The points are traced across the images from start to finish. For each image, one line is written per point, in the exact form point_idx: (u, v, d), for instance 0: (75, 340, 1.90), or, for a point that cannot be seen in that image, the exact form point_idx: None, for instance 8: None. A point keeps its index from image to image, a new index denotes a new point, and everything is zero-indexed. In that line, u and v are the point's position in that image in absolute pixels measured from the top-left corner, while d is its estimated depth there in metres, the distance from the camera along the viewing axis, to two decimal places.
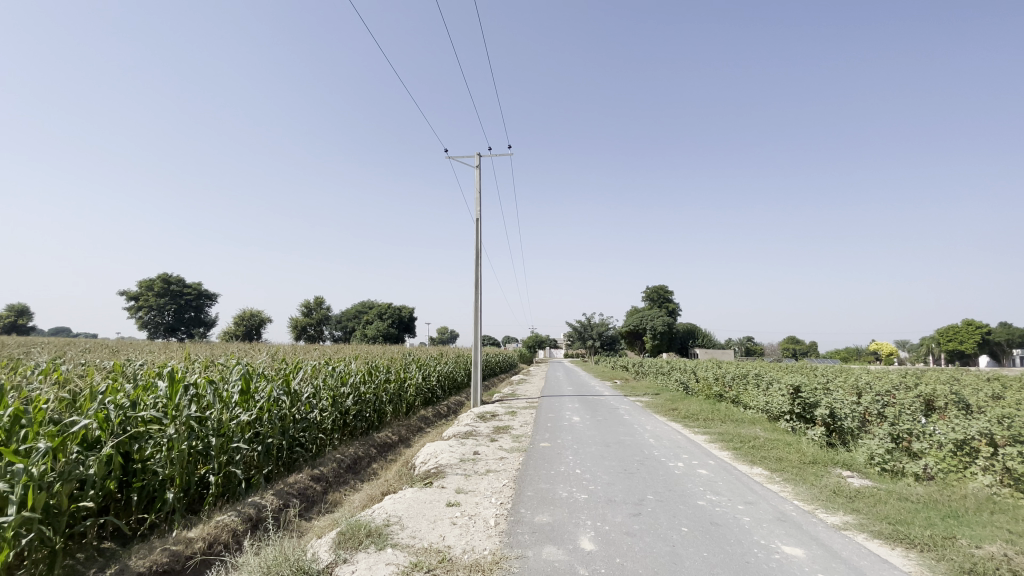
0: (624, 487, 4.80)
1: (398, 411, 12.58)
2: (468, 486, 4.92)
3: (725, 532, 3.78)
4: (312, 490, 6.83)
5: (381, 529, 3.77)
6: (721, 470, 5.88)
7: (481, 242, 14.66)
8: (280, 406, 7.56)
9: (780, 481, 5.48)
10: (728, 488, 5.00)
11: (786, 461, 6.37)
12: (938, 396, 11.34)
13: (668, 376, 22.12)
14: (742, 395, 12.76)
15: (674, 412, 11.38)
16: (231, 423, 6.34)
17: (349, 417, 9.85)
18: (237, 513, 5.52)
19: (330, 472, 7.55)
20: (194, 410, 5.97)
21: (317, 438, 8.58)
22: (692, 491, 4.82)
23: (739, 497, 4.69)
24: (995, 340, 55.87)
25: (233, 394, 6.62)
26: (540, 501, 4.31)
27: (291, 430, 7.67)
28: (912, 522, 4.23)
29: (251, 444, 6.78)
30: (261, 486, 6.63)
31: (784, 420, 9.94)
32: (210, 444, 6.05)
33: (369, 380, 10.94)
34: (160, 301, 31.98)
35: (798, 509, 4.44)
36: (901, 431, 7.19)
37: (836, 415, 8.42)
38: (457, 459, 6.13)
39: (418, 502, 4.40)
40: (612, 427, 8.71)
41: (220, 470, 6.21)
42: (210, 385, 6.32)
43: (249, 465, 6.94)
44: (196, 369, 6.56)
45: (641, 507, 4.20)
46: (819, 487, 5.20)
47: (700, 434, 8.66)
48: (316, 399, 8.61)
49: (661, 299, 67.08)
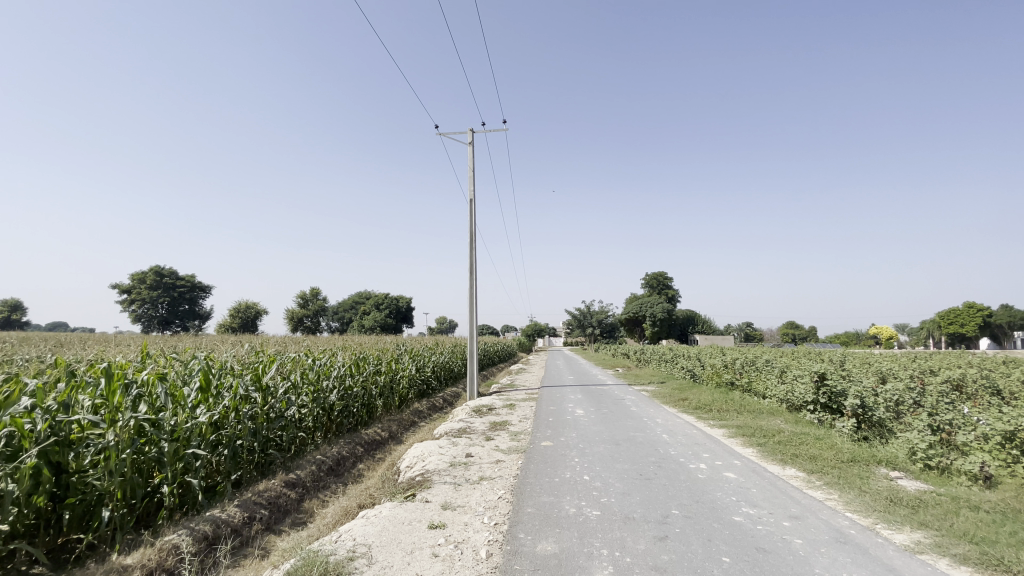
0: (643, 499, 4.02)
1: (389, 404, 11.81)
2: (457, 500, 4.12)
3: (777, 563, 2.99)
4: (285, 499, 6.05)
5: (342, 565, 2.97)
6: (751, 472, 5.11)
7: (476, 223, 13.88)
8: (251, 404, 6.75)
9: (822, 487, 4.70)
10: (766, 498, 4.21)
11: (822, 460, 5.58)
12: (965, 381, 10.55)
13: (672, 364, 21.37)
14: (756, 383, 11.93)
15: (686, 404, 10.54)
16: (188, 426, 5.54)
17: (334, 413, 9.06)
18: (190, 530, 4.73)
19: (308, 476, 6.77)
20: (142, 412, 5.16)
21: (295, 438, 7.80)
22: (724, 503, 4.03)
23: (782, 510, 3.92)
24: (997, 324, 55.35)
25: (190, 392, 5.81)
26: (542, 522, 3.52)
27: (265, 429, 6.89)
28: (1000, 540, 3.45)
29: (214, 447, 5.99)
30: (226, 495, 5.85)
31: (807, 411, 9.15)
32: (163, 451, 5.25)
33: (356, 373, 10.13)
34: (154, 294, 31.07)
35: (855, 527, 3.72)
36: (941, 423, 6.39)
37: (868, 405, 7.60)
38: (445, 464, 5.32)
39: (394, 525, 3.61)
40: (620, 421, 7.92)
41: (176, 479, 5.42)
42: (161, 382, 5.52)
43: (213, 471, 6.15)
44: (147, 365, 5.76)
45: (669, 529, 3.43)
46: (873, 495, 4.42)
47: (718, 427, 7.87)
48: (293, 395, 7.80)
49: (662, 286, 66.26)
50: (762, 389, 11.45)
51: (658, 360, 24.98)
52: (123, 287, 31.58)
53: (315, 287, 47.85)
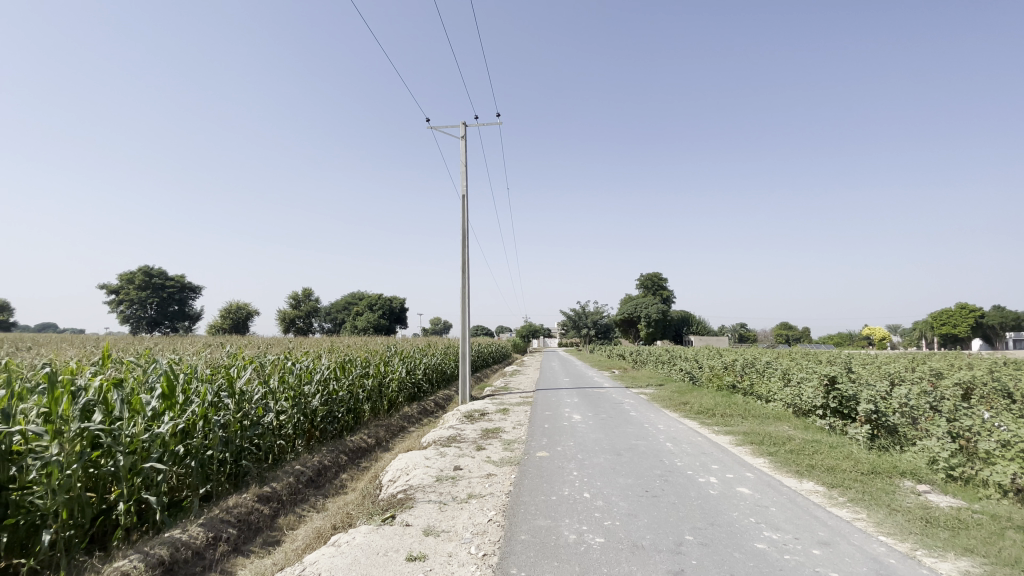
0: (651, 522, 3.55)
1: (377, 409, 11.28)
2: (442, 524, 3.64)
3: None
4: (257, 515, 5.55)
5: None
6: (766, 486, 4.66)
7: (468, 220, 13.42)
8: (223, 411, 6.24)
9: (846, 505, 4.25)
10: (788, 519, 3.76)
11: (842, 472, 5.14)
12: (976, 383, 10.14)
13: (669, 366, 20.93)
14: (758, 387, 11.51)
15: (687, 408, 10.08)
16: (147, 437, 5.02)
17: (316, 419, 8.54)
18: (144, 554, 4.23)
19: (284, 489, 6.27)
20: (95, 421, 4.66)
21: (273, 446, 7.29)
22: (743, 526, 3.56)
23: (809, 534, 3.47)
24: (988, 324, 55.48)
25: (150, 399, 5.30)
26: (538, 553, 3.05)
27: (238, 438, 6.38)
28: None
29: (180, 459, 5.50)
30: (192, 511, 5.35)
31: (816, 416, 8.73)
32: (118, 465, 4.76)
33: (340, 376, 9.59)
34: (143, 295, 30.31)
35: (894, 555, 3.27)
36: (961, 429, 5.97)
37: (882, 411, 7.19)
38: (431, 479, 4.84)
39: (368, 557, 3.13)
40: (620, 428, 7.47)
41: (133, 496, 4.93)
42: (117, 389, 5.01)
43: (179, 486, 5.66)
44: (103, 370, 5.25)
45: (685, 562, 2.95)
46: (905, 514, 3.97)
47: (723, 434, 7.41)
48: (271, 401, 7.29)
49: (657, 286, 65.90)
50: (765, 393, 11.03)
51: (655, 362, 24.57)
52: (111, 287, 30.90)
53: (307, 288, 47.13)
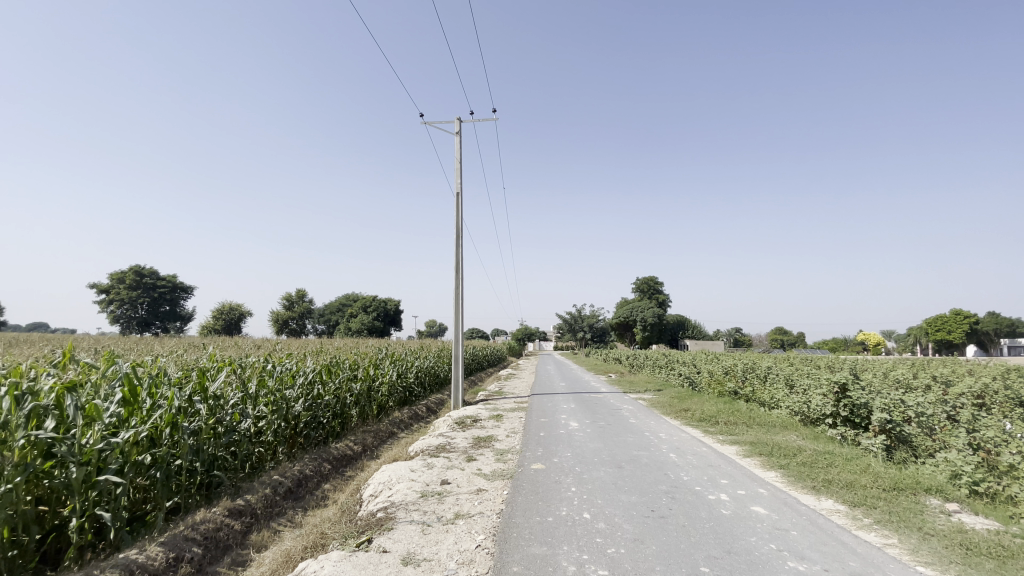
0: (660, 550, 3.13)
1: (365, 414, 10.80)
2: (423, 551, 3.22)
3: None
4: (227, 531, 5.11)
5: None
6: (782, 505, 4.25)
7: (461, 219, 12.99)
8: (194, 417, 5.78)
9: (874, 527, 3.85)
10: (814, 546, 3.34)
11: (862, 489, 4.73)
12: (987, 392, 9.73)
13: (667, 370, 20.47)
14: (761, 394, 11.10)
15: (688, 416, 9.63)
16: (107, 446, 4.58)
17: (298, 425, 8.08)
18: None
19: (259, 502, 5.83)
20: (45, 429, 4.20)
21: (250, 454, 6.83)
22: (765, 555, 3.15)
23: (840, 566, 3.06)
24: (983, 331, 55.17)
25: (111, 405, 4.85)
26: None
27: (210, 446, 5.91)
28: None
29: (144, 470, 5.05)
30: (155, 527, 4.92)
31: (825, 425, 8.31)
32: (71, 477, 4.31)
33: (326, 379, 9.12)
34: (133, 295, 29.57)
35: None
36: (982, 440, 5.60)
37: (896, 420, 6.80)
38: (415, 494, 4.41)
39: None
40: (619, 437, 7.03)
41: (87, 513, 4.47)
42: (72, 394, 4.55)
43: (142, 499, 5.22)
44: (58, 374, 4.78)
45: None
46: (942, 540, 3.56)
47: (729, 444, 7.00)
48: (249, 405, 6.83)
49: (652, 289, 65.57)
50: (770, 400, 10.61)
51: (652, 366, 24.10)
52: (99, 287, 30.35)
53: (300, 290, 46.47)
